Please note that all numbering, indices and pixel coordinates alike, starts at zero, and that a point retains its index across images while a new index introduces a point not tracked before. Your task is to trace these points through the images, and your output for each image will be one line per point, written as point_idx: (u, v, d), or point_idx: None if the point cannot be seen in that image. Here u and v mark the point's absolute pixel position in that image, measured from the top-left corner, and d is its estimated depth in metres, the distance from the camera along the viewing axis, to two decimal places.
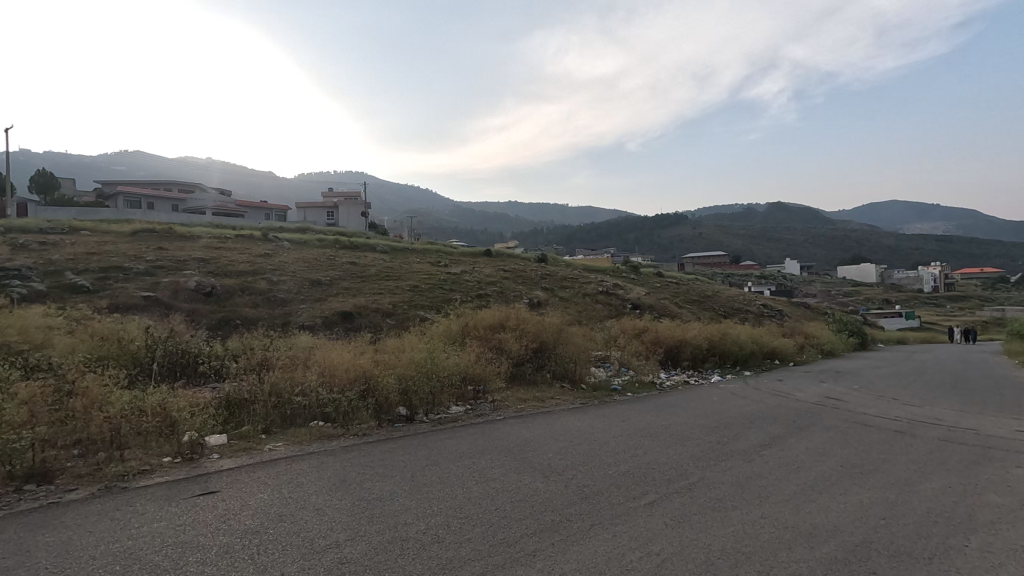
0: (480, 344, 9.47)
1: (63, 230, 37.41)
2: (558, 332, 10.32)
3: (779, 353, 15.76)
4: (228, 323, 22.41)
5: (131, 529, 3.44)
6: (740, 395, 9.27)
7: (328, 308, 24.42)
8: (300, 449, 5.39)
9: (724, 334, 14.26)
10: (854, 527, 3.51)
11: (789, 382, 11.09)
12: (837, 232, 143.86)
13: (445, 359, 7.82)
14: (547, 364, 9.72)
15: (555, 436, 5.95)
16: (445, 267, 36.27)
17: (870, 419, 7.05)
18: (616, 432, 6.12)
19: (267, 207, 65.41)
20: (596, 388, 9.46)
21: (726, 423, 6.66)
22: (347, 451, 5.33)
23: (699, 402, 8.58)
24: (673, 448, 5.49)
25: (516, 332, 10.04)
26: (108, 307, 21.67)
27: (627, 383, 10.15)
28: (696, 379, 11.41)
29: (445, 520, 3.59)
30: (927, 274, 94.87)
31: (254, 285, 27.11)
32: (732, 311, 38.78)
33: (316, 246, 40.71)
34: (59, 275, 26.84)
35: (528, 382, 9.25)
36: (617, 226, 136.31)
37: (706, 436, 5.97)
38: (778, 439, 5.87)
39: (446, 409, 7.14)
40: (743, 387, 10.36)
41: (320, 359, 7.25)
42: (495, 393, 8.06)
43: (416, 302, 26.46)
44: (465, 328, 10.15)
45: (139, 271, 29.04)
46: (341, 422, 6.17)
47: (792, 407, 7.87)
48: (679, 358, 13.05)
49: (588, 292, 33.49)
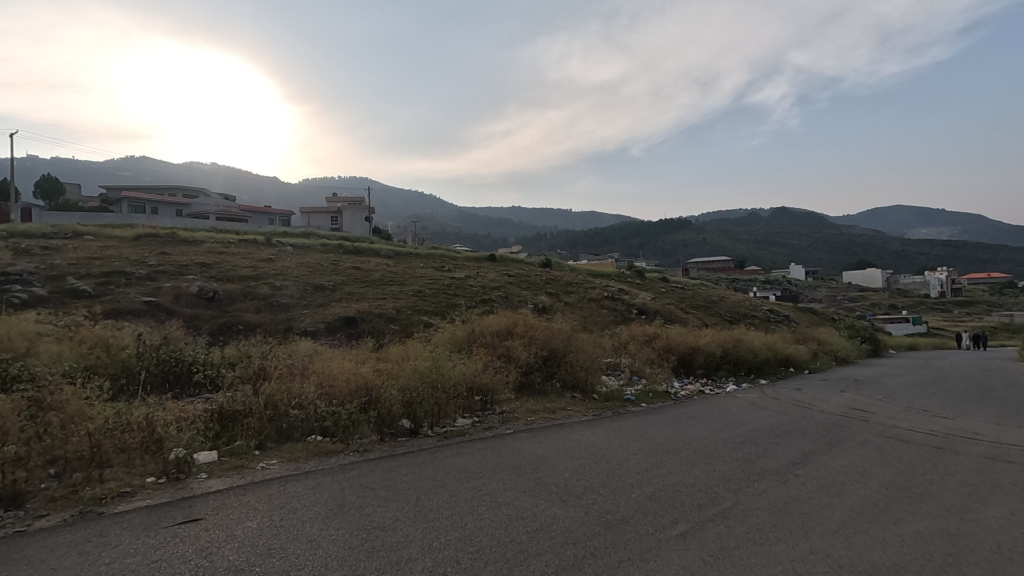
0: (488, 352, 9.08)
1: (67, 235, 37.31)
2: (568, 339, 9.91)
3: (793, 360, 15.32)
4: (230, 328, 22.13)
5: (100, 566, 3.05)
6: (759, 405, 8.85)
7: (331, 312, 24.14)
8: (295, 467, 4.99)
9: (738, 340, 13.82)
10: (918, 567, 3.09)
11: (809, 392, 10.64)
12: (843, 237, 143.09)
13: (451, 368, 7.41)
14: (557, 373, 9.32)
15: (570, 452, 5.55)
16: (450, 272, 35.95)
17: (905, 434, 6.61)
18: (635, 449, 5.69)
19: (270, 211, 65.36)
20: (608, 398, 9.05)
21: (750, 437, 6.23)
22: (346, 470, 4.93)
23: (717, 412, 8.17)
24: (699, 466, 5.06)
25: (525, 339, 9.63)
26: (109, 312, 21.41)
27: (639, 392, 9.73)
28: (711, 388, 10.98)
29: (455, 556, 3.19)
30: (934, 279, 94.03)
31: (256, 289, 26.85)
32: (739, 317, 38.29)
33: (319, 251, 40.46)
34: (61, 279, 26.64)
35: (537, 392, 8.85)
36: (620, 231, 135.99)
37: (731, 453, 5.55)
38: (810, 456, 5.44)
39: (451, 422, 6.75)
40: (761, 397, 9.94)
41: (318, 369, 6.85)
42: (503, 404, 7.66)
43: (420, 307, 26.14)
44: (470, 335, 9.77)
45: (141, 276, 28.81)
46: (340, 437, 5.77)
47: (818, 420, 7.42)
48: (691, 366, 12.62)
49: (594, 297, 33.10)
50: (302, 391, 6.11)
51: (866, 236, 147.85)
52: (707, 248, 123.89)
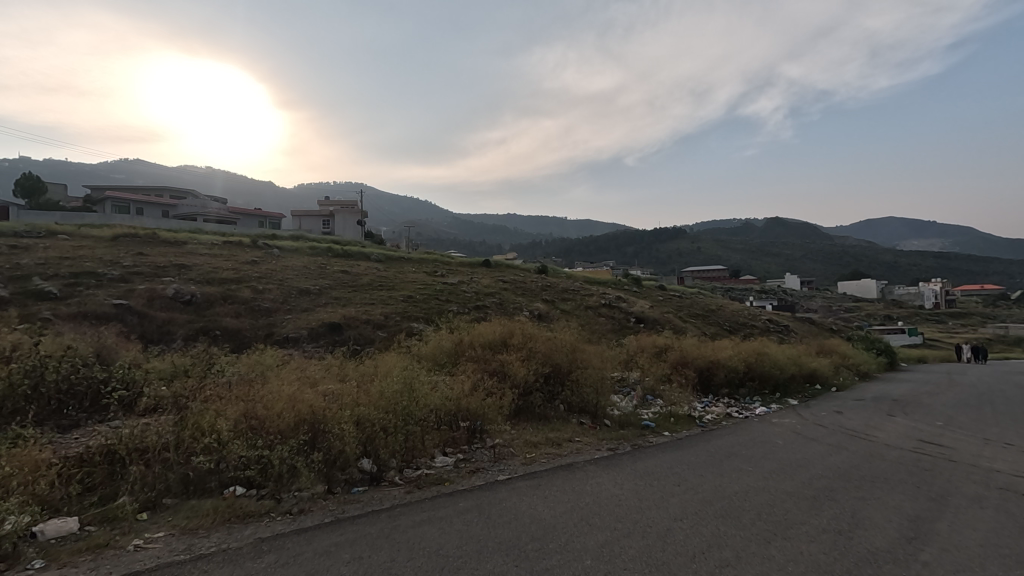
0: (477, 367, 7.50)
1: (40, 234, 35.46)
2: (574, 352, 8.27)
3: (819, 375, 13.79)
4: (207, 334, 20.38)
5: None
6: (808, 435, 7.27)
7: (315, 318, 22.45)
8: (187, 545, 3.38)
9: (761, 354, 12.31)
10: None
11: (850, 415, 9.18)
12: (835, 248, 142.77)
13: (430, 391, 5.82)
14: (561, 394, 7.77)
15: (588, 516, 3.95)
16: (442, 277, 34.32)
17: (1016, 482, 5.09)
18: (677, 509, 4.13)
19: (259, 214, 63.49)
20: (623, 426, 7.49)
21: (826, 491, 4.65)
22: (260, 552, 3.30)
23: (761, 445, 6.64)
24: (778, 545, 3.51)
25: (522, 352, 8.03)
26: (70, 315, 19.63)
27: (659, 417, 8.15)
28: (740, 411, 9.42)
29: None
30: (928, 290, 93.27)
31: (237, 292, 25.14)
32: (740, 326, 36.92)
33: (306, 254, 38.71)
34: (26, 280, 24.81)
35: (539, 417, 7.24)
36: (615, 239, 134.61)
37: (810, 520, 3.96)
38: (924, 527, 3.91)
39: (428, 463, 5.16)
40: (802, 422, 8.36)
41: (257, 389, 5.24)
42: (495, 437, 6.09)
43: (409, 313, 24.53)
44: (455, 348, 8.24)
45: (114, 277, 27.02)
46: (270, 491, 4.15)
47: (894, 461, 5.86)
48: (712, 384, 11.05)
49: (591, 305, 31.54)
50: (223, 420, 4.48)
51: (859, 247, 147.59)
52: (702, 257, 122.93)
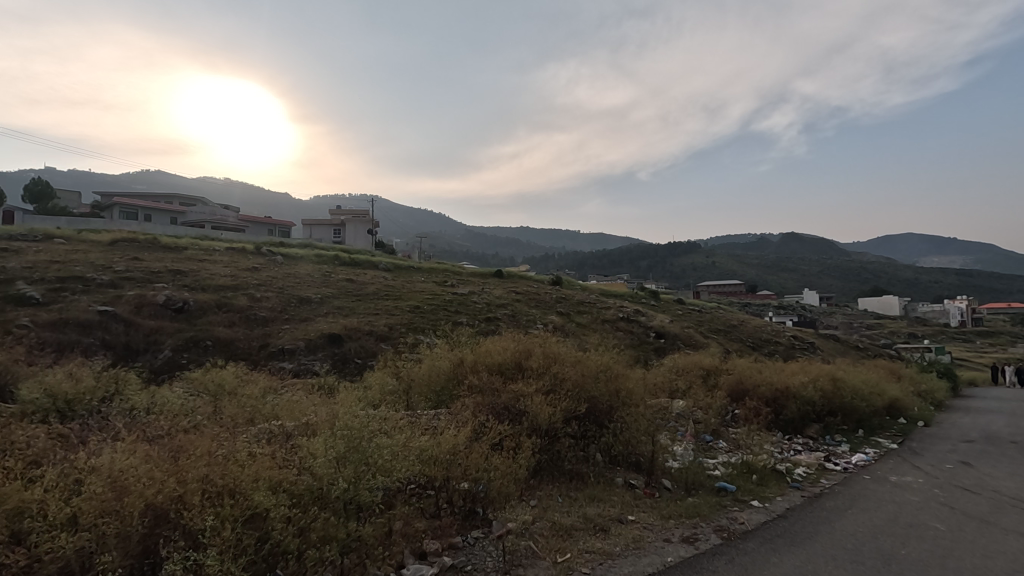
0: (479, 403, 5.28)
1: (35, 238, 33.96)
2: (614, 378, 5.95)
3: (901, 407, 11.33)
4: (197, 344, 18.37)
5: None
6: (973, 513, 4.86)
7: (313, 329, 20.31)
8: None
9: (837, 379, 9.92)
10: None
11: (990, 469, 6.79)
12: (855, 263, 138.64)
13: (398, 449, 3.57)
14: (599, 440, 5.50)
15: None
16: (451, 287, 32.29)
17: None
18: None
19: (268, 222, 62.05)
20: (690, 490, 5.21)
21: None
22: None
23: (917, 531, 4.30)
24: None
25: (541, 377, 5.78)
26: (45, 322, 17.58)
27: (735, 473, 5.81)
28: (832, 459, 7.03)
29: None
30: (954, 307, 89.18)
31: (233, 300, 22.98)
32: (766, 342, 34.36)
33: (309, 262, 36.78)
34: (9, 284, 23.07)
35: (569, 477, 5.03)
36: (628, 252, 131.72)
37: None
38: None
39: None
40: (938, 484, 5.95)
41: (95, 449, 2.99)
42: (504, 520, 3.81)
43: (414, 325, 22.37)
44: (454, 371, 6.10)
45: (102, 282, 25.17)
46: None
47: None
48: (782, 419, 8.65)
49: (609, 318, 29.19)
50: None
51: (878, 262, 143.32)
52: (717, 271, 119.91)
